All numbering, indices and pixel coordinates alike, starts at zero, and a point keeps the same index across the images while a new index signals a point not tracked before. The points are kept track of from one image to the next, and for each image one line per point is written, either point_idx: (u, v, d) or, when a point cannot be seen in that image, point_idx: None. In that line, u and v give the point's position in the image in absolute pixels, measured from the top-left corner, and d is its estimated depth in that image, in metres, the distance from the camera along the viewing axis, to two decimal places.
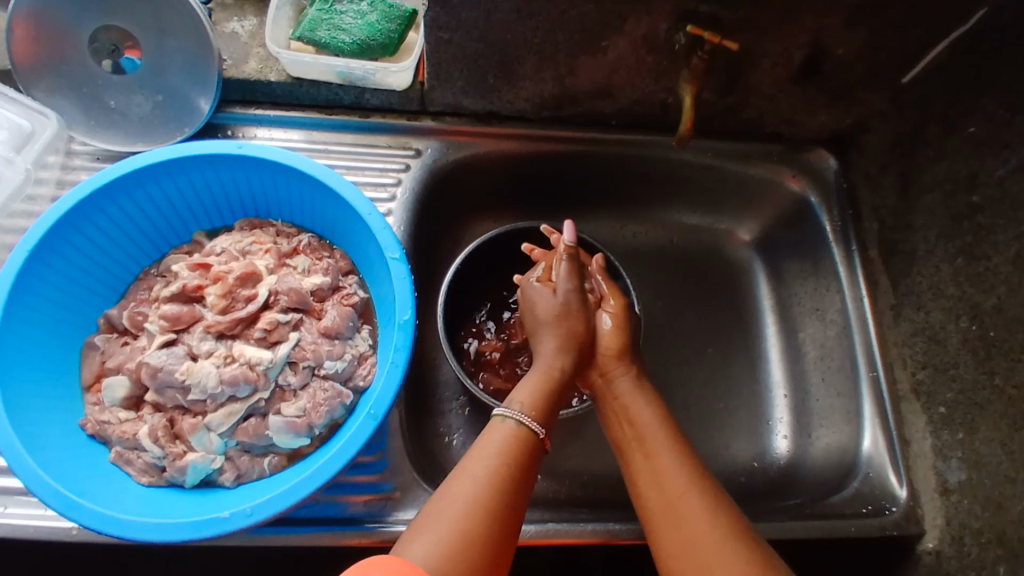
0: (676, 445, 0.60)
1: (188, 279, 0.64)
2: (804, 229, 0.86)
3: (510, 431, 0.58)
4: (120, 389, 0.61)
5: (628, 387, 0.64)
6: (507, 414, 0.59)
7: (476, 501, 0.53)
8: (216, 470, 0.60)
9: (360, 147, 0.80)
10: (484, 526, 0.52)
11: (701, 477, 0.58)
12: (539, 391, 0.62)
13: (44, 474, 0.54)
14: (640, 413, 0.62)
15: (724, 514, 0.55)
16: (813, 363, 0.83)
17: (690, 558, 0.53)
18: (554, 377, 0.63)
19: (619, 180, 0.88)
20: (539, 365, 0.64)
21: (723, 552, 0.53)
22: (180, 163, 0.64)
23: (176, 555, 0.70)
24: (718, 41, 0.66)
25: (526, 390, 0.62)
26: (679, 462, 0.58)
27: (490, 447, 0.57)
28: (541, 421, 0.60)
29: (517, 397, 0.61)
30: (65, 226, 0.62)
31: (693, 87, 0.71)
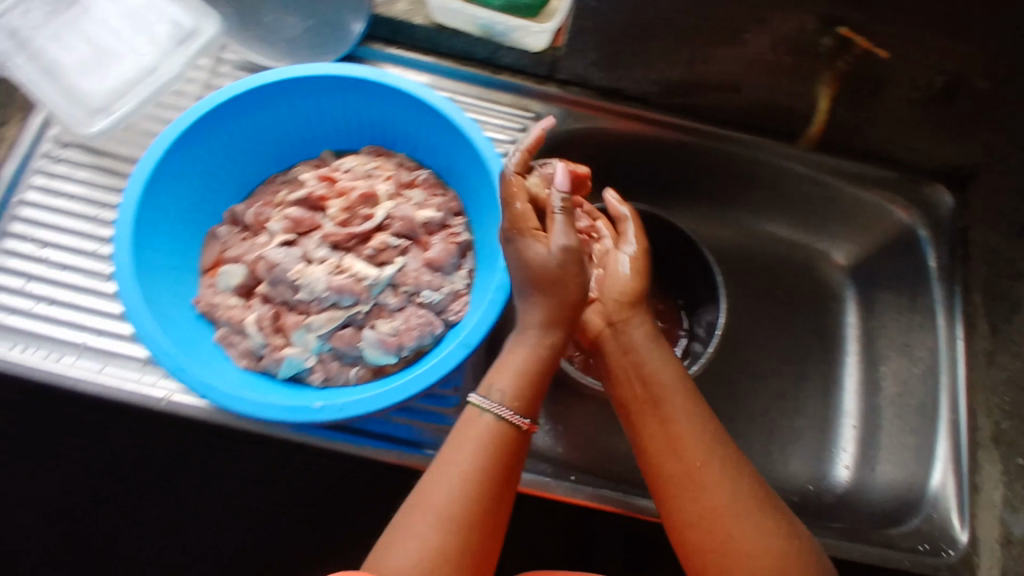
0: (695, 414, 0.61)
1: (314, 188, 0.68)
2: (905, 264, 0.85)
3: (486, 427, 0.57)
4: (235, 277, 0.66)
5: (639, 338, 0.65)
6: (484, 404, 0.57)
7: (451, 512, 0.53)
8: (307, 369, 0.64)
9: (484, 102, 0.83)
10: (460, 535, 0.52)
11: (723, 447, 0.60)
12: (526, 375, 0.59)
13: (160, 337, 0.58)
14: (651, 366, 0.63)
15: (749, 487, 0.58)
16: (890, 398, 0.82)
17: (711, 532, 0.56)
18: (541, 358, 0.60)
19: (726, 180, 0.88)
20: (526, 338, 0.60)
21: (746, 529, 0.56)
22: (328, 82, 0.68)
23: (248, 453, 0.75)
24: (868, 46, 0.68)
25: (517, 377, 0.58)
26: (694, 429, 0.60)
27: (465, 446, 0.56)
28: (524, 409, 0.58)
29: (507, 385, 0.58)
30: (214, 120, 0.66)
31: (829, 90, 0.75)
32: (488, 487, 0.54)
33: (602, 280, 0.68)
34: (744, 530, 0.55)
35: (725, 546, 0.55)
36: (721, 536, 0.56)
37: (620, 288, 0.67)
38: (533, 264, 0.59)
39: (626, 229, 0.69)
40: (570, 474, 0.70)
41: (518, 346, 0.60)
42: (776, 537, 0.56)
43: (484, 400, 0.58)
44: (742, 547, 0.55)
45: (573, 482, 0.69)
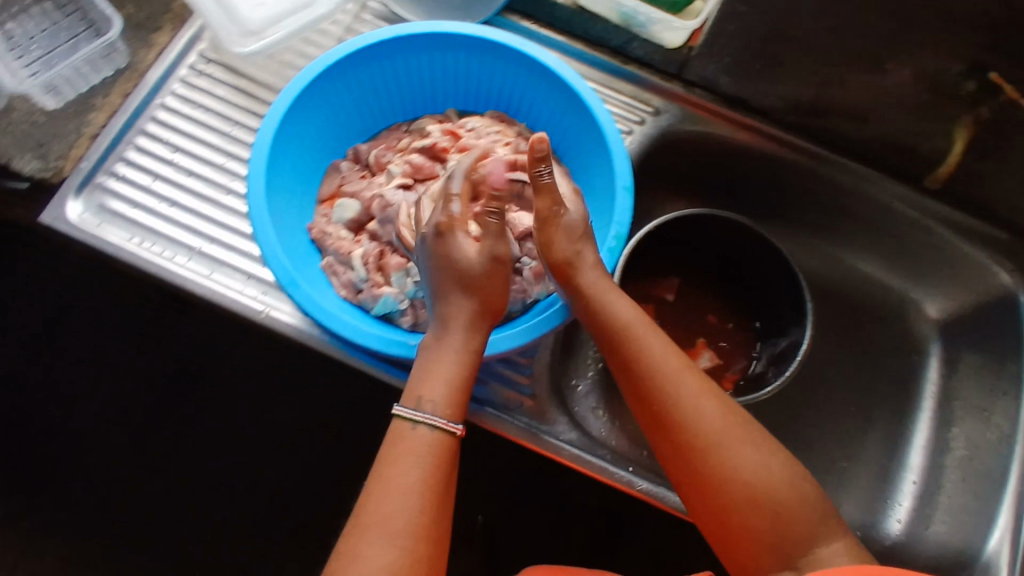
0: (671, 359, 0.60)
1: (438, 139, 0.70)
2: (1001, 326, 0.82)
3: (431, 438, 0.55)
4: (350, 211, 0.68)
5: (602, 283, 0.62)
6: (416, 416, 0.55)
7: (404, 529, 0.51)
8: (399, 310, 0.67)
9: (607, 89, 0.84)
10: (421, 551, 0.51)
11: (707, 388, 0.60)
12: (450, 375, 0.57)
13: (278, 250, 0.61)
14: (617, 311, 0.62)
15: (739, 425, 0.58)
16: (957, 460, 0.81)
17: (706, 478, 0.57)
18: (464, 356, 0.57)
19: (832, 210, 0.87)
20: (447, 338, 0.58)
21: (739, 469, 0.57)
22: (471, 42, 0.70)
23: None
24: (1016, 97, 0.67)
25: (433, 381, 0.56)
26: (660, 363, 0.60)
27: (414, 461, 0.54)
28: (455, 413, 0.56)
29: (429, 392, 0.56)
30: (359, 59, 0.69)
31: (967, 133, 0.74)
32: (437, 500, 0.53)
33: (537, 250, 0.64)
34: (727, 453, 0.57)
35: (720, 490, 0.57)
36: (715, 482, 0.57)
37: (549, 252, 0.63)
38: (458, 266, 0.59)
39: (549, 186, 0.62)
40: (628, 465, 0.71)
41: (431, 354, 0.57)
42: (770, 470, 0.56)
43: (410, 412, 0.55)
44: (735, 489, 0.56)
45: (630, 473, 0.70)
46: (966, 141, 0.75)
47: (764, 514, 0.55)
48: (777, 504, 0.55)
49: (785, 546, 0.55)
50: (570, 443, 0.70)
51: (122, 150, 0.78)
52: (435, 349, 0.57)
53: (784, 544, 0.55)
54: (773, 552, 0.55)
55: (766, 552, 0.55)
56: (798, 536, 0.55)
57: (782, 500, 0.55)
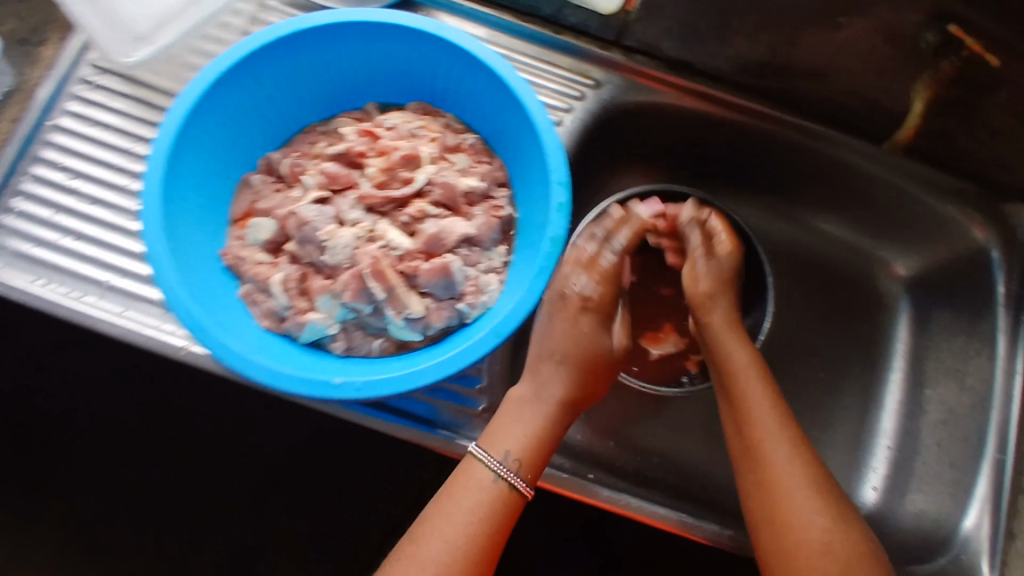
0: (766, 405, 0.63)
1: (354, 142, 0.63)
2: (973, 284, 0.78)
3: (493, 489, 0.60)
4: (264, 231, 0.62)
5: (726, 336, 0.68)
6: (497, 467, 0.60)
7: (455, 559, 0.56)
8: (329, 335, 0.62)
9: (542, 63, 0.77)
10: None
11: (794, 439, 0.62)
12: (532, 433, 0.62)
13: (181, 290, 0.55)
14: (736, 360, 0.66)
15: (818, 479, 0.60)
16: (931, 424, 0.79)
17: (780, 519, 0.59)
18: (551, 418, 0.63)
19: (794, 172, 0.82)
20: (540, 407, 0.63)
21: (808, 515, 0.58)
22: (382, 29, 0.63)
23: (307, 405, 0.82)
24: (979, 50, 0.61)
25: (522, 437, 0.61)
26: (760, 406, 0.63)
27: (471, 500, 0.59)
28: (530, 470, 0.61)
29: (511, 444, 0.61)
30: (258, 59, 0.62)
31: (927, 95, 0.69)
32: (489, 538, 0.58)
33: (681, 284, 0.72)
34: (797, 511, 0.58)
35: (788, 531, 0.58)
36: (788, 523, 0.58)
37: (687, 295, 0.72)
38: (586, 340, 0.66)
39: (694, 231, 0.73)
40: (588, 472, 0.69)
41: (529, 409, 0.63)
42: (838, 524, 0.58)
43: (485, 457, 0.61)
44: (804, 532, 0.57)
45: (589, 481, 0.68)
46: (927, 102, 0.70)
47: (826, 560, 0.56)
48: (838, 553, 0.56)
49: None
50: (558, 467, 0.68)
51: (14, 180, 0.70)
52: (528, 411, 0.62)
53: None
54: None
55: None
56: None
57: (843, 552, 0.56)
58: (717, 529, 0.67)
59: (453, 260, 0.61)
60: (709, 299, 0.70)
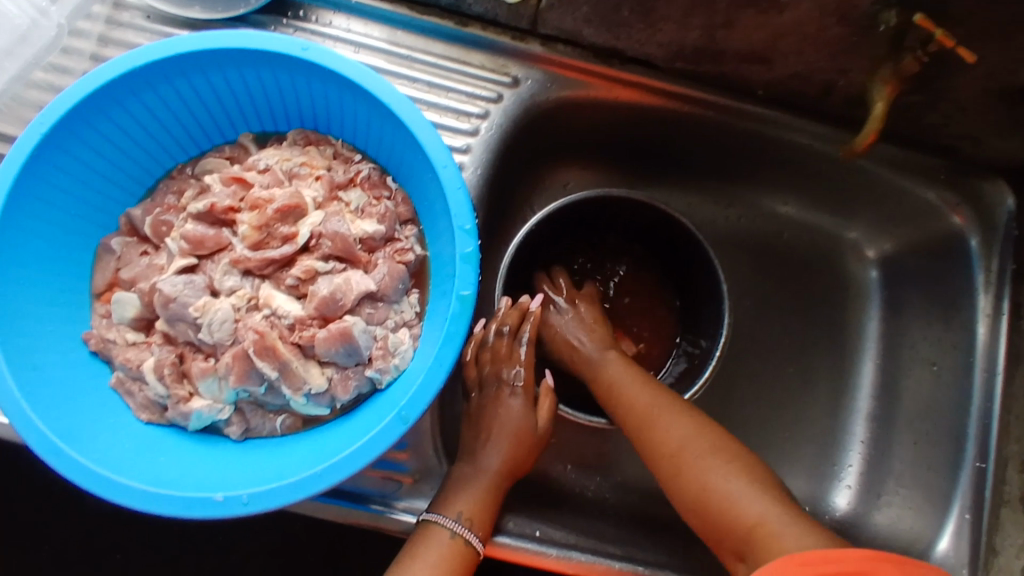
0: (642, 392, 0.60)
1: (218, 197, 0.54)
2: (948, 269, 0.71)
3: (452, 549, 0.55)
4: (129, 309, 0.54)
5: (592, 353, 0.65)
6: (452, 525, 0.55)
7: None
8: (222, 420, 0.54)
9: (449, 61, 0.66)
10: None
11: (657, 404, 0.59)
12: (477, 500, 0.57)
13: (29, 409, 0.47)
14: (604, 369, 0.64)
15: (690, 435, 0.56)
16: (907, 421, 0.73)
17: (671, 492, 0.56)
18: (490, 488, 0.58)
19: (748, 157, 0.73)
20: (480, 480, 0.58)
21: (685, 475, 0.55)
22: (236, 55, 0.52)
23: None
24: (950, 45, 0.52)
25: (469, 496, 0.57)
26: (639, 393, 0.60)
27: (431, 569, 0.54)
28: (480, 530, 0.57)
29: (458, 504, 0.56)
30: (90, 109, 0.51)
31: (889, 92, 0.59)
32: None
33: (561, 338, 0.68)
34: (706, 476, 0.54)
35: (680, 500, 0.56)
36: (677, 493, 0.56)
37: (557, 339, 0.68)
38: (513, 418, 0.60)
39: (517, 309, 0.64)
40: (535, 529, 0.62)
41: (470, 476, 0.58)
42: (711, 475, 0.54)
43: (438, 518, 0.56)
44: (689, 498, 0.55)
45: (536, 542, 0.61)
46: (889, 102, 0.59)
47: (713, 518, 0.53)
48: (720, 505, 0.53)
49: (733, 546, 0.52)
50: (501, 532, 0.61)
51: None
52: (468, 484, 0.58)
53: (734, 543, 0.51)
54: (731, 553, 0.52)
55: (729, 551, 0.52)
56: (739, 533, 0.51)
57: (724, 501, 0.52)
58: None
59: (354, 322, 0.53)
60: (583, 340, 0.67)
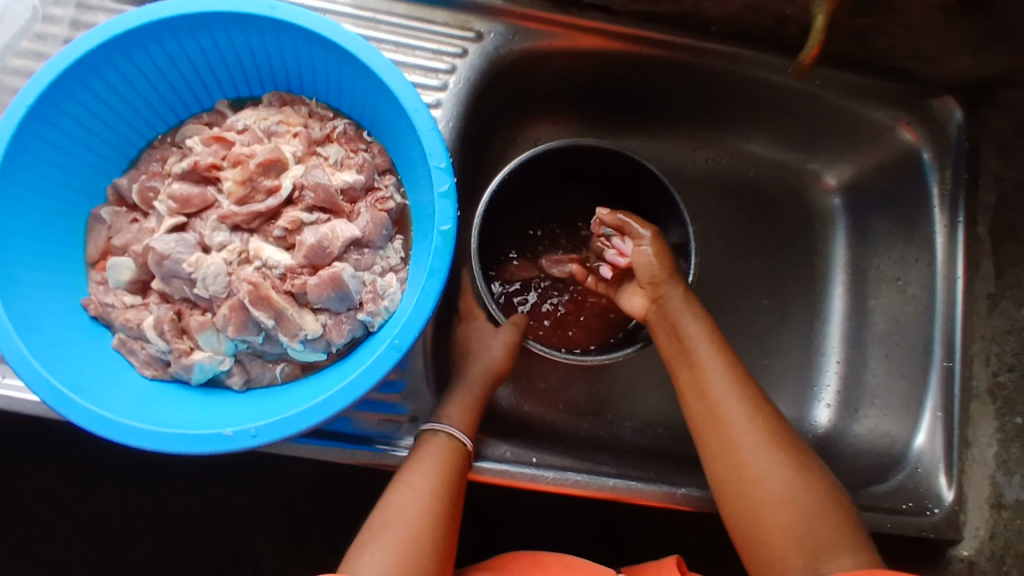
0: (731, 377, 0.59)
1: (201, 156, 0.56)
2: (906, 187, 0.74)
3: (444, 446, 0.59)
4: (125, 272, 0.56)
5: (680, 308, 0.62)
6: (437, 425, 0.60)
7: (422, 506, 0.56)
8: (223, 371, 0.57)
9: (413, 21, 0.68)
10: (430, 566, 0.54)
11: (751, 395, 0.59)
12: (463, 401, 0.63)
13: (38, 364, 0.50)
14: (690, 331, 0.61)
15: (774, 428, 0.58)
16: (877, 337, 0.76)
17: (747, 487, 0.56)
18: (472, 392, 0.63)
19: (707, 97, 0.76)
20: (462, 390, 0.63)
21: (780, 474, 0.56)
22: (206, 19, 0.54)
23: None
24: None
25: (456, 402, 0.62)
26: (726, 378, 0.59)
27: (428, 468, 0.58)
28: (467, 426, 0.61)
29: (448, 411, 0.62)
30: (71, 81, 0.53)
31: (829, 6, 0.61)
32: (450, 484, 0.58)
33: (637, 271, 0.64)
34: (795, 480, 0.55)
35: (756, 498, 0.56)
36: (752, 488, 0.56)
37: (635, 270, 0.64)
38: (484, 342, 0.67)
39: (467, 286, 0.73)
40: (531, 456, 0.66)
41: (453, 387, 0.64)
42: (804, 482, 0.56)
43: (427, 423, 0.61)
44: (771, 498, 0.55)
45: (531, 467, 0.64)
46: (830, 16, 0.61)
47: (797, 523, 0.54)
48: (804, 505, 0.54)
49: (812, 554, 0.53)
50: (498, 459, 0.64)
51: None
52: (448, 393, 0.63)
53: (811, 544, 0.53)
54: (801, 560, 0.53)
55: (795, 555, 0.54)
56: (827, 543, 0.53)
57: (817, 511, 0.54)
58: (670, 489, 0.65)
59: (343, 268, 0.55)
60: (668, 281, 0.63)
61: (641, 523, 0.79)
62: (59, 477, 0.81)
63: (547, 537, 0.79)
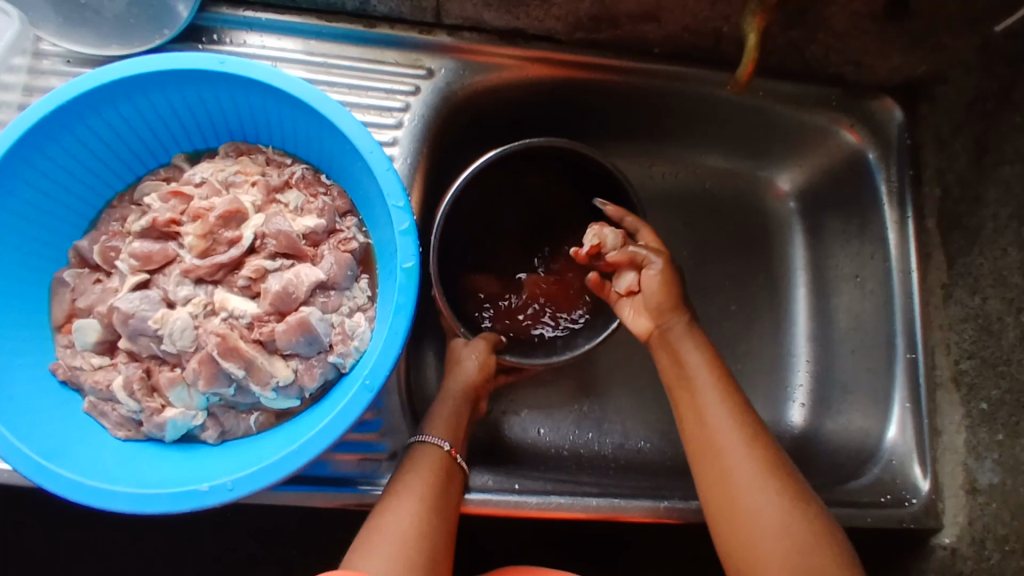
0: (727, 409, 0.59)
1: (159, 211, 0.57)
2: (855, 188, 0.76)
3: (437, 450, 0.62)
4: (91, 333, 0.55)
5: (681, 336, 0.62)
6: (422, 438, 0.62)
7: (421, 497, 0.57)
8: (197, 426, 0.56)
9: (364, 63, 0.69)
10: (420, 548, 0.54)
11: (749, 427, 0.58)
12: (447, 414, 0.65)
13: (8, 434, 0.49)
14: (691, 360, 0.61)
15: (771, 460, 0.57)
16: (843, 334, 0.78)
17: (742, 519, 0.55)
18: (456, 402, 0.66)
19: (656, 115, 0.78)
20: (444, 407, 0.66)
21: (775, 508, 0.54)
22: (157, 78, 0.55)
23: None
24: None
25: (438, 418, 0.65)
26: (723, 409, 0.59)
27: (418, 469, 0.60)
28: (451, 436, 0.63)
29: (432, 425, 0.64)
30: (26, 149, 0.53)
31: (759, 23, 0.64)
32: (446, 482, 0.60)
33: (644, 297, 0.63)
34: (789, 512, 0.54)
35: (750, 531, 0.55)
36: (746, 521, 0.55)
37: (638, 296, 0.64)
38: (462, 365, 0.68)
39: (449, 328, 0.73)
40: (514, 483, 0.66)
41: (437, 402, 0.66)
42: (801, 516, 0.54)
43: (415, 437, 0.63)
44: (766, 532, 0.54)
45: (515, 494, 0.64)
46: (761, 32, 0.64)
47: (792, 558, 0.53)
48: (799, 539, 0.53)
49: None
50: (483, 489, 0.65)
51: None
52: (430, 416, 0.65)
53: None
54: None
55: None
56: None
57: (813, 546, 0.53)
58: (654, 503, 0.66)
59: (310, 312, 0.55)
60: (672, 311, 0.63)
61: (627, 541, 0.80)
62: (34, 547, 0.79)
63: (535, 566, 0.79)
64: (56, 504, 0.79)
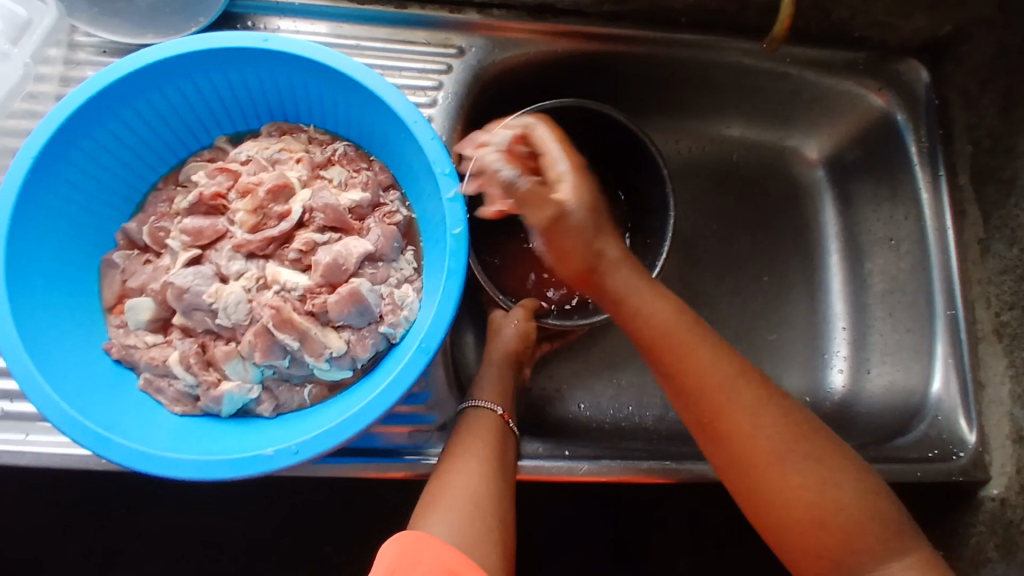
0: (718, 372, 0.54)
1: (205, 186, 0.58)
2: (886, 150, 0.77)
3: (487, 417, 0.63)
4: (144, 312, 0.56)
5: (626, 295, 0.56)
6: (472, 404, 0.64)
7: (486, 459, 0.59)
8: (252, 400, 0.57)
9: (396, 43, 0.70)
10: (498, 503, 0.56)
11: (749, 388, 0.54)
12: (495, 380, 0.67)
13: (72, 410, 0.50)
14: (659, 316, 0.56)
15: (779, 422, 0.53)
16: (879, 296, 0.79)
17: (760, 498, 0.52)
18: (502, 368, 0.68)
19: (682, 86, 0.79)
20: (490, 373, 0.67)
21: (801, 494, 0.51)
22: (201, 58, 0.56)
23: None
24: None
25: (487, 385, 0.66)
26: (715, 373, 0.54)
27: (475, 433, 0.61)
28: (502, 401, 0.65)
29: (482, 392, 0.65)
30: (73, 133, 0.54)
31: None
32: (502, 444, 0.61)
33: (546, 254, 0.58)
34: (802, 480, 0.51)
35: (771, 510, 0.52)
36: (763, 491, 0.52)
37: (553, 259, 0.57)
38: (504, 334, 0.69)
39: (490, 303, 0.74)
40: (564, 450, 0.67)
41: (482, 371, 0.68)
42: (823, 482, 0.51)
43: (467, 403, 0.65)
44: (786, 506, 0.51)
45: (568, 459, 0.65)
46: None
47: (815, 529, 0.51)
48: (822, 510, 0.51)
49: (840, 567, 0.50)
50: (535, 456, 0.65)
51: None
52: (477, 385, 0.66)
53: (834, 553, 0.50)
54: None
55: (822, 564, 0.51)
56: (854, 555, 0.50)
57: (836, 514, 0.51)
58: (704, 466, 0.66)
59: (360, 283, 0.56)
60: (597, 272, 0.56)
61: (674, 512, 0.80)
62: (83, 539, 0.80)
63: (578, 540, 0.80)
64: (102, 496, 0.80)
